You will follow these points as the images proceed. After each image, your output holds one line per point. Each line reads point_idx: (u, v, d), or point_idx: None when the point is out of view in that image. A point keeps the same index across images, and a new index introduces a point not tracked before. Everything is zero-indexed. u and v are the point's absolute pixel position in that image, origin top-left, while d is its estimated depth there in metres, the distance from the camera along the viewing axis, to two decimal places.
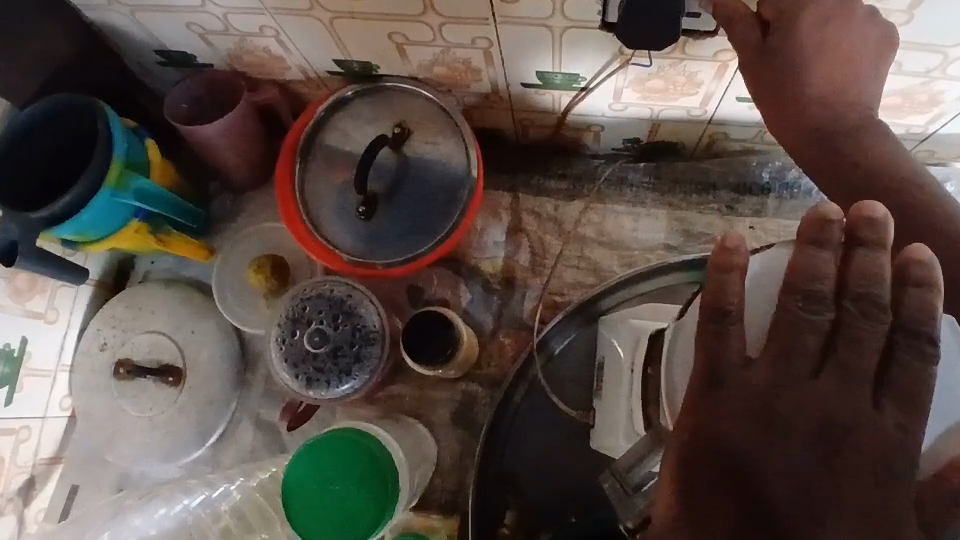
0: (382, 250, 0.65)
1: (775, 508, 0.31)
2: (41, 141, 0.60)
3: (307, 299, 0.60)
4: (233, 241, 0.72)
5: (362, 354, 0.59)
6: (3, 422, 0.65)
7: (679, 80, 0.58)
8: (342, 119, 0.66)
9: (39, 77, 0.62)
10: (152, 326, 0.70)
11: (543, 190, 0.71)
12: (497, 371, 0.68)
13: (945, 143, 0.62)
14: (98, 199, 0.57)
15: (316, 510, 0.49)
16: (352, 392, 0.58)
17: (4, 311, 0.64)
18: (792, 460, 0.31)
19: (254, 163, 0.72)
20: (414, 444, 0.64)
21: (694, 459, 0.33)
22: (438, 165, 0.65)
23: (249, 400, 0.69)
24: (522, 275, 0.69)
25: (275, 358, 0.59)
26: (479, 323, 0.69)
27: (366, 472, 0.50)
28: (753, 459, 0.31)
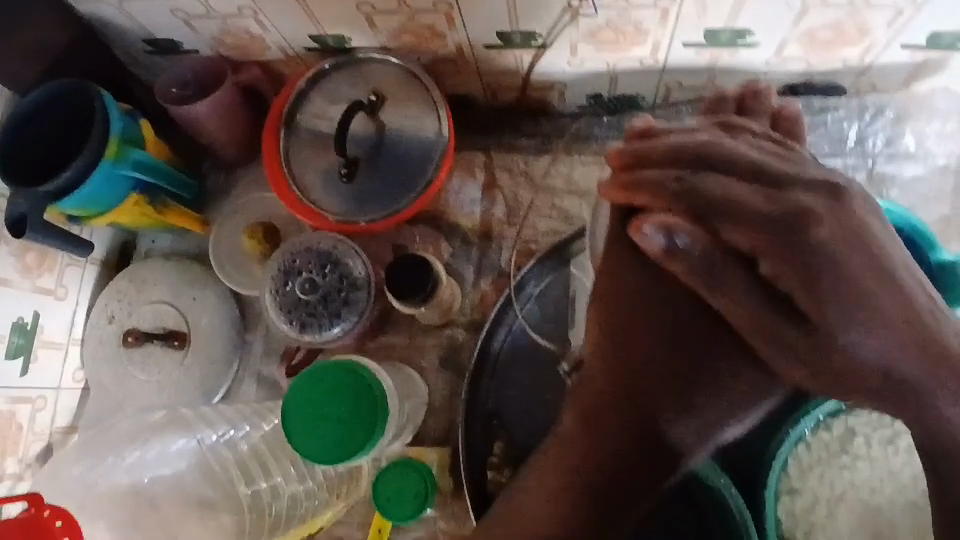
0: (366, 209, 0.69)
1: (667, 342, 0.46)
2: (43, 125, 0.65)
3: (296, 252, 0.65)
4: (227, 213, 0.77)
5: (349, 299, 0.63)
6: (19, 391, 0.69)
7: (627, 30, 0.63)
8: (322, 91, 0.71)
9: (37, 67, 0.67)
10: (154, 297, 0.75)
11: (514, 147, 0.76)
12: (480, 317, 0.73)
13: (884, 75, 0.64)
14: (98, 170, 0.62)
15: (315, 432, 0.54)
16: (343, 335, 0.63)
17: (14, 286, 0.68)
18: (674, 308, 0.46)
19: (242, 140, 0.77)
20: (405, 385, 0.68)
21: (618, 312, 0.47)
22: (412, 129, 0.70)
23: (251, 360, 0.74)
24: (498, 227, 0.74)
25: (270, 307, 0.63)
26: (461, 274, 0.74)
27: (359, 400, 0.54)
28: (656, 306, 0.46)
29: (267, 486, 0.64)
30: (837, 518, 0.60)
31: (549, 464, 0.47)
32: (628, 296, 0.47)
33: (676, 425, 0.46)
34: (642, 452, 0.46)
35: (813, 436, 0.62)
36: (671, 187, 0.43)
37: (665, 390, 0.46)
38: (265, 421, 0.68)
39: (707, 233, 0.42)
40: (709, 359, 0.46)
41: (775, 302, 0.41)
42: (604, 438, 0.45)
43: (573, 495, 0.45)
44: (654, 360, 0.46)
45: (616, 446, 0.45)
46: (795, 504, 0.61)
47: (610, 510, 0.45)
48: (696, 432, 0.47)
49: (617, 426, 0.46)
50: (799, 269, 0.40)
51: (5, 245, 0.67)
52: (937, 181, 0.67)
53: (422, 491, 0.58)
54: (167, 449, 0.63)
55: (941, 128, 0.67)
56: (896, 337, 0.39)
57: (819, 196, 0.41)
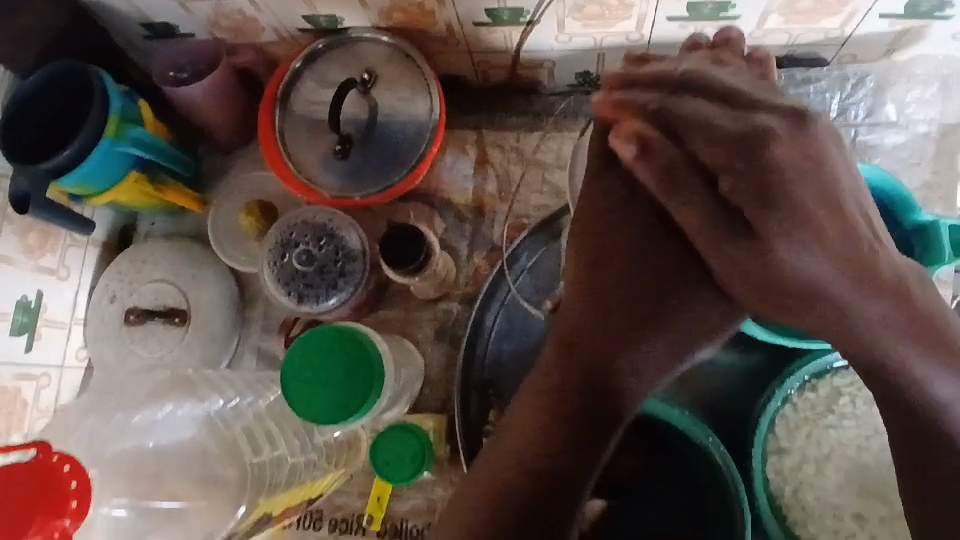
0: (360, 184, 0.71)
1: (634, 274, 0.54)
2: (44, 105, 0.66)
3: (292, 226, 0.68)
4: (224, 193, 0.79)
5: (345, 270, 0.67)
6: (23, 368, 0.71)
7: (611, 4, 0.64)
8: (316, 71, 0.73)
9: (36, 51, 0.68)
10: (155, 276, 0.77)
11: (505, 125, 0.78)
12: (474, 290, 0.74)
13: (863, 43, 0.65)
14: (99, 147, 0.64)
15: (311, 397, 0.55)
16: (340, 305, 0.66)
17: (17, 266, 0.69)
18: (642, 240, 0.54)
19: (238, 122, 0.78)
20: (403, 356, 0.70)
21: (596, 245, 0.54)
22: (405, 106, 0.72)
23: (250, 336, 0.76)
24: (491, 202, 0.76)
25: (269, 280, 0.66)
26: (454, 249, 0.75)
27: (354, 363, 0.56)
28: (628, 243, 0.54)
29: (272, 457, 0.61)
30: (825, 475, 0.62)
31: (518, 416, 0.52)
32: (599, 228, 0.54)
33: (633, 357, 0.53)
34: (596, 393, 0.52)
35: (799, 395, 0.63)
36: (649, 108, 0.46)
37: (610, 335, 0.53)
38: (270, 392, 0.66)
39: (676, 148, 0.45)
40: (645, 304, 0.54)
41: (731, 214, 0.44)
42: (566, 385, 0.52)
43: (541, 436, 0.50)
44: (622, 294, 0.54)
45: (575, 390, 0.52)
46: (783, 463, 0.63)
47: (576, 449, 0.49)
48: (650, 362, 0.54)
49: (590, 351, 0.52)
50: (748, 183, 0.42)
51: (8, 225, 0.68)
52: (918, 147, 0.68)
53: (419, 451, 0.60)
54: (175, 414, 0.58)
55: (920, 95, 0.68)
56: (830, 251, 0.42)
57: (785, 118, 0.43)
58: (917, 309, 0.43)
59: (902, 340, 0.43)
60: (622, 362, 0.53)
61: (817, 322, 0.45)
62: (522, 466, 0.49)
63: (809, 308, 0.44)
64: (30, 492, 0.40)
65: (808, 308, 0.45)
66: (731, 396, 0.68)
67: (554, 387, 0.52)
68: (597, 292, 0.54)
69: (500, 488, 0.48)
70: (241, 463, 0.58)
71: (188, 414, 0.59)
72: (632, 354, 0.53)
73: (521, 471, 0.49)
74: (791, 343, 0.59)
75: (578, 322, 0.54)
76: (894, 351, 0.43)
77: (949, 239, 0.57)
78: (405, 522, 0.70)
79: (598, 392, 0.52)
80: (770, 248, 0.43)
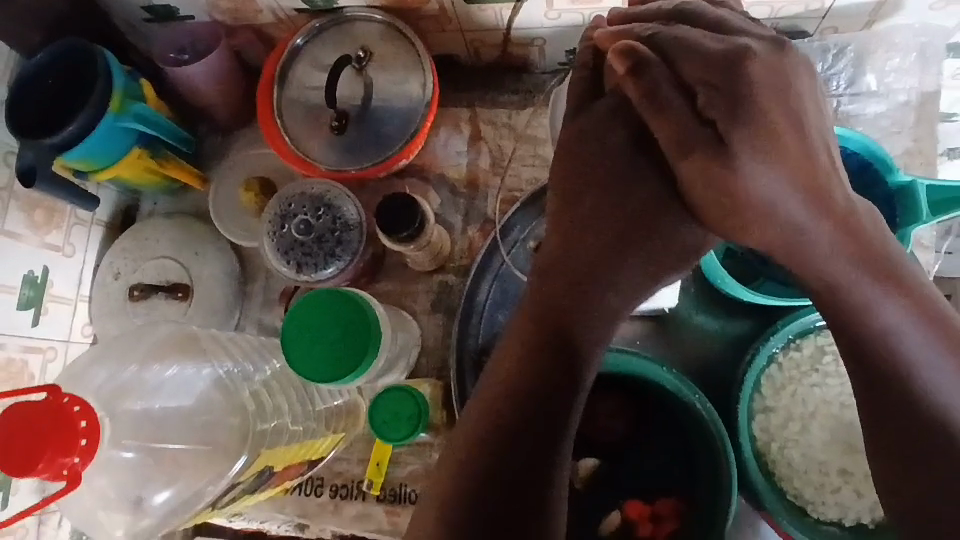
0: (357, 158, 0.73)
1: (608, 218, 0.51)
2: (48, 82, 0.68)
3: (291, 197, 0.71)
4: (224, 170, 0.81)
5: (343, 239, 0.70)
6: (30, 341, 0.71)
7: None
8: (312, 51, 0.75)
9: (42, 30, 0.70)
10: (157, 253, 0.79)
11: (498, 103, 0.79)
12: (469, 262, 0.76)
13: (845, 17, 0.66)
14: (103, 122, 0.66)
15: (310, 354, 0.57)
16: (337, 273, 0.69)
17: (23, 241, 0.70)
18: (624, 180, 0.50)
19: (237, 103, 0.80)
20: (401, 327, 0.72)
21: (572, 181, 0.51)
22: (400, 83, 0.74)
23: (251, 309, 0.78)
24: (484, 177, 0.77)
25: (268, 248, 0.70)
26: (449, 223, 0.77)
27: (350, 322, 0.58)
28: (607, 178, 0.50)
29: (271, 426, 0.61)
30: (810, 432, 0.64)
31: (488, 387, 0.50)
32: (579, 161, 0.51)
33: (602, 303, 0.51)
34: (566, 362, 0.49)
35: (784, 355, 0.65)
36: (643, 35, 0.46)
37: (582, 301, 0.50)
38: (271, 361, 0.67)
39: (666, 69, 0.44)
40: (617, 265, 0.51)
41: (704, 129, 0.43)
42: (537, 355, 0.49)
43: (512, 407, 0.48)
44: (594, 239, 0.51)
45: (546, 359, 0.49)
46: (769, 421, 0.65)
47: (549, 418, 0.48)
48: (619, 305, 0.52)
49: (560, 296, 0.51)
50: (721, 94, 0.43)
51: (15, 201, 0.69)
52: (899, 116, 0.71)
53: (416, 413, 0.62)
54: (182, 374, 0.58)
55: (900, 64, 0.69)
56: (787, 167, 0.43)
57: (762, 42, 0.44)
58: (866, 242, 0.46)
59: (859, 273, 0.46)
60: (591, 328, 0.51)
61: (768, 239, 0.46)
62: (497, 439, 0.47)
63: (760, 228, 0.45)
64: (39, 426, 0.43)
65: (764, 235, 0.46)
66: (719, 360, 0.70)
67: (525, 356, 0.49)
68: (570, 257, 0.51)
69: (475, 457, 0.47)
70: (245, 427, 0.58)
71: (195, 374, 0.58)
72: (601, 320, 0.51)
73: (497, 443, 0.47)
74: (767, 300, 0.62)
75: (549, 289, 0.51)
76: (850, 282, 0.46)
77: (926, 199, 0.59)
78: (403, 486, 0.72)
79: (570, 359, 0.49)
80: (735, 159, 0.43)
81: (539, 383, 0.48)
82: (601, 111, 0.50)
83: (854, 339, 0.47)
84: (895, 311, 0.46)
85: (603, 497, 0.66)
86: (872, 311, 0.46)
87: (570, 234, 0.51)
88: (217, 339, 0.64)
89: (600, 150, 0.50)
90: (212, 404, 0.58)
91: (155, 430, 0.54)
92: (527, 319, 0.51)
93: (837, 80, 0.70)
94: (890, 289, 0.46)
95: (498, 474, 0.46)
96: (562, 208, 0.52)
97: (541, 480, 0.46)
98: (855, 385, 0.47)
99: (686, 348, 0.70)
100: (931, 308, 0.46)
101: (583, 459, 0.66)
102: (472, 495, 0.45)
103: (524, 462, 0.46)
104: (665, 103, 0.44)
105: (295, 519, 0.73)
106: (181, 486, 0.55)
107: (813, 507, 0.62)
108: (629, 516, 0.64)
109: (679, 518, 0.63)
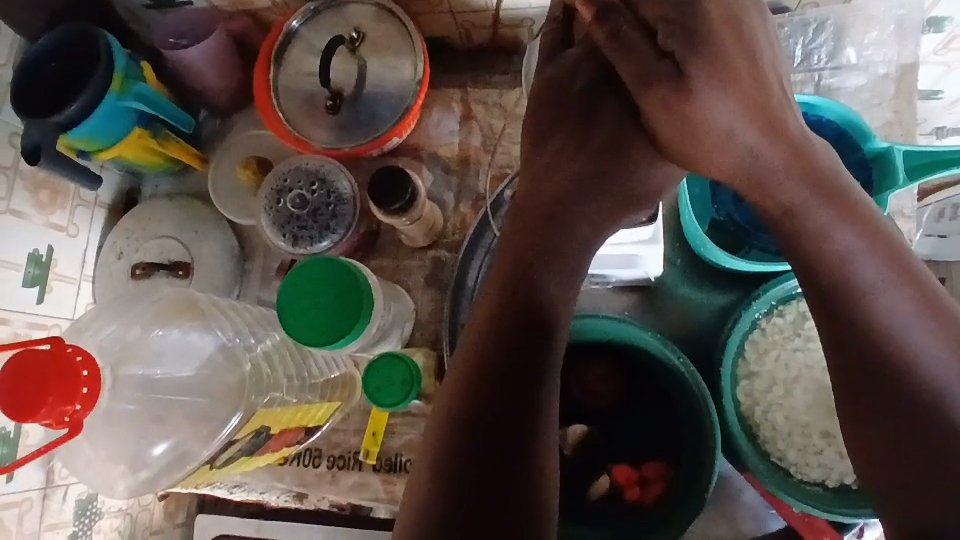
0: (350, 137, 0.75)
1: (572, 165, 0.51)
2: (52, 65, 0.71)
3: (287, 171, 0.75)
4: (222, 151, 0.83)
5: (337, 212, 0.73)
6: (36, 318, 0.73)
7: None
8: (306, 33, 0.77)
9: (46, 14, 0.72)
10: (159, 233, 0.81)
11: (488, 83, 0.81)
12: (461, 237, 0.78)
13: None
14: (105, 102, 0.69)
15: (304, 318, 0.59)
16: (332, 245, 0.73)
17: (28, 219, 0.72)
18: (590, 130, 0.51)
19: (234, 86, 0.82)
20: (395, 299, 0.74)
21: (540, 133, 0.53)
22: (392, 62, 0.75)
23: (250, 286, 0.80)
24: (475, 155, 0.79)
25: (264, 222, 0.73)
26: (441, 200, 0.79)
27: (344, 288, 0.59)
28: (572, 128, 0.52)
29: (272, 398, 0.63)
30: (794, 396, 0.65)
31: (461, 353, 0.50)
32: (546, 115, 0.53)
33: (572, 248, 0.51)
34: (534, 322, 0.49)
35: (766, 320, 0.67)
36: None
37: (546, 260, 0.50)
38: (270, 335, 0.68)
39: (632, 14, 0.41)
40: (581, 211, 0.51)
41: (663, 64, 0.41)
42: (506, 319, 0.49)
43: (484, 365, 0.48)
44: (561, 185, 0.51)
45: (515, 321, 0.49)
46: (753, 386, 0.66)
47: (525, 379, 0.48)
48: (588, 248, 0.52)
49: (528, 244, 0.51)
50: (680, 26, 0.40)
51: (21, 178, 0.71)
52: (879, 88, 0.72)
53: (409, 378, 0.63)
54: (182, 340, 0.59)
55: (879, 36, 0.71)
56: (739, 95, 0.42)
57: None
58: (831, 182, 0.45)
59: (824, 210, 0.44)
60: (560, 284, 0.51)
61: (728, 168, 0.44)
62: (475, 405, 0.47)
63: (718, 158, 0.44)
64: (45, 374, 0.46)
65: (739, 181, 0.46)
66: (705, 328, 0.71)
67: (494, 321, 0.49)
68: (528, 218, 0.51)
69: (451, 415, 0.47)
70: (245, 399, 0.59)
71: (195, 341, 0.60)
72: (569, 276, 0.51)
73: (473, 411, 0.47)
74: (749, 265, 0.64)
75: (512, 252, 0.51)
76: (818, 220, 0.45)
77: (904, 165, 0.60)
78: (398, 456, 0.73)
79: (539, 319, 0.49)
80: (694, 92, 0.41)
81: (508, 349, 0.48)
82: (569, 60, 0.52)
83: (817, 286, 0.46)
84: (852, 247, 0.44)
85: (592, 461, 0.68)
86: (829, 246, 0.45)
87: (538, 183, 0.52)
88: (219, 305, 0.65)
89: (568, 107, 0.52)
90: (213, 370, 0.59)
91: (156, 393, 0.56)
92: (494, 284, 0.51)
93: (819, 54, 0.72)
94: (850, 224, 0.45)
95: (480, 437, 0.46)
96: (526, 169, 0.53)
97: (523, 440, 0.46)
98: (825, 340, 0.46)
99: (672, 317, 0.71)
100: (887, 245, 0.45)
101: (572, 425, 0.68)
102: (455, 460, 0.46)
103: (506, 424, 0.46)
104: (625, 40, 0.41)
105: (294, 489, 0.75)
106: (179, 439, 0.57)
107: (796, 468, 0.63)
108: (616, 480, 0.66)
109: (665, 480, 0.65)
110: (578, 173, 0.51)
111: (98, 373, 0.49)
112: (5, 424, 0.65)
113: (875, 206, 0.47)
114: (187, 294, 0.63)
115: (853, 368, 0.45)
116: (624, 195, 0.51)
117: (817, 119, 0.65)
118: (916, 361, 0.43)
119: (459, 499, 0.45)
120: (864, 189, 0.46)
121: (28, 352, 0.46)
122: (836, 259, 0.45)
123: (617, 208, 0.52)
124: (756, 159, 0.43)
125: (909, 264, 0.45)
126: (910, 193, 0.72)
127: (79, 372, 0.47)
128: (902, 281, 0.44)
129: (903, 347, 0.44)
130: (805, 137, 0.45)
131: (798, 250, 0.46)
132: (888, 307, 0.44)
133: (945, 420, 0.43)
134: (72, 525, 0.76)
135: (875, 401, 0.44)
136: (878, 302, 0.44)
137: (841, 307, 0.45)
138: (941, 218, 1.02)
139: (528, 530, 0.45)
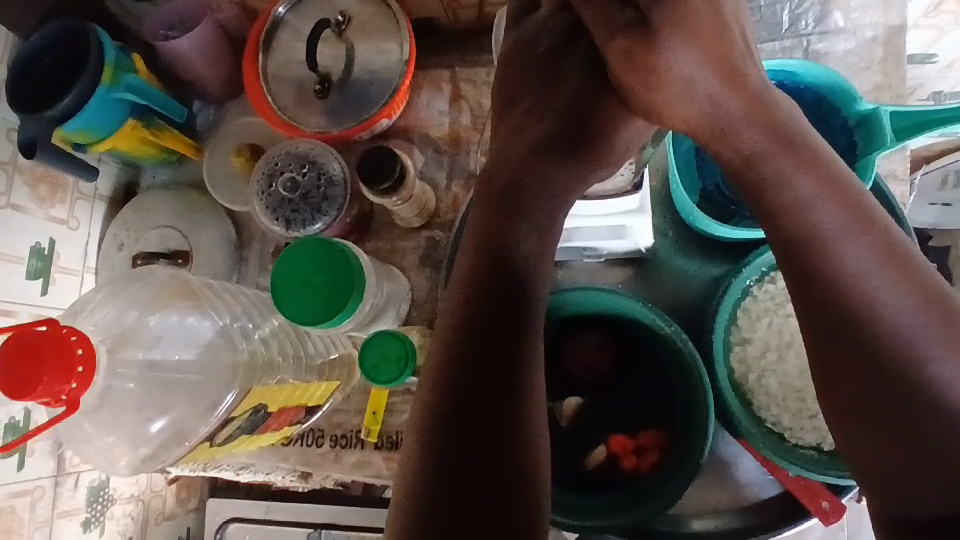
0: (339, 120, 0.76)
1: (538, 130, 0.52)
2: (45, 60, 0.71)
3: (277, 157, 0.75)
4: (216, 139, 0.85)
5: (328, 195, 0.74)
6: (40, 309, 0.74)
7: None
8: (293, 19, 0.78)
9: (37, 11, 0.73)
10: (158, 222, 0.83)
11: (476, 62, 0.81)
12: (452, 217, 0.79)
13: None
14: (98, 94, 0.70)
15: (297, 300, 0.60)
16: (324, 227, 0.74)
17: (30, 214, 0.72)
18: (559, 93, 0.52)
19: (226, 75, 0.83)
20: (389, 278, 0.75)
21: (506, 103, 0.55)
22: (378, 45, 0.76)
23: (248, 273, 0.82)
24: (465, 134, 0.80)
25: (259, 208, 0.75)
26: (433, 180, 0.79)
27: (334, 269, 0.60)
28: (534, 93, 0.54)
29: (272, 380, 0.65)
30: (786, 361, 0.66)
31: (440, 325, 0.51)
32: (512, 84, 0.55)
33: (542, 210, 0.52)
34: (507, 288, 0.50)
35: (758, 288, 0.67)
36: None
37: (515, 226, 0.51)
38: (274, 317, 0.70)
39: None
40: (547, 174, 0.52)
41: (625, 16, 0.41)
42: (480, 286, 0.50)
43: (461, 333, 0.49)
44: (527, 150, 0.52)
45: (488, 287, 0.50)
46: (746, 352, 0.67)
47: (502, 343, 0.48)
48: (559, 210, 0.52)
49: (497, 210, 0.52)
50: None
51: (20, 174, 0.71)
52: (867, 52, 0.72)
53: (403, 355, 0.64)
54: (182, 322, 0.61)
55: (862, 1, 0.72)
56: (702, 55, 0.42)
57: None
58: (787, 132, 0.45)
59: (785, 161, 0.45)
60: (534, 248, 0.51)
61: (689, 120, 0.45)
62: (454, 372, 0.48)
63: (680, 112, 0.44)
64: (45, 356, 0.48)
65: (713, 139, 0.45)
66: (696, 298, 0.71)
67: (470, 290, 0.50)
68: (497, 184, 0.52)
69: (430, 383, 0.48)
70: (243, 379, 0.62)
71: (193, 324, 0.61)
72: (542, 240, 0.52)
73: (450, 378, 0.48)
74: (740, 231, 0.64)
75: (483, 221, 0.52)
76: (777, 173, 0.45)
77: (890, 126, 0.59)
78: (399, 434, 0.74)
79: (513, 284, 0.50)
80: None
81: (482, 316, 0.49)
82: None
83: (783, 242, 0.46)
84: (810, 197, 0.44)
85: (588, 433, 0.69)
86: (790, 198, 0.45)
87: (504, 151, 0.53)
88: (215, 289, 0.67)
89: (535, 74, 0.54)
90: (210, 351, 0.61)
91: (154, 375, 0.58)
92: (468, 252, 0.52)
93: (806, 18, 0.72)
94: (809, 174, 0.45)
95: (458, 402, 0.47)
96: (495, 137, 0.55)
97: (503, 405, 0.47)
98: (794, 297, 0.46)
99: (665, 288, 0.72)
100: (850, 194, 0.45)
101: (566, 398, 0.69)
102: (437, 427, 0.46)
103: (485, 390, 0.47)
104: None
105: (298, 468, 0.76)
106: (177, 416, 0.59)
107: (790, 432, 0.63)
108: (612, 449, 0.67)
109: (661, 448, 0.66)
110: (544, 136, 0.52)
111: (92, 351, 0.50)
112: (13, 414, 0.66)
113: (838, 157, 0.47)
114: (182, 277, 0.64)
115: (822, 324, 0.45)
116: (592, 154, 0.52)
117: (797, 85, 0.65)
118: (881, 309, 0.43)
119: (445, 465, 0.45)
120: (825, 140, 0.46)
121: (24, 334, 0.48)
122: (798, 210, 0.45)
123: (586, 168, 0.53)
124: (715, 111, 0.44)
125: (871, 213, 0.45)
126: (903, 155, 0.72)
127: (75, 351, 0.49)
128: (864, 231, 0.44)
129: (869, 299, 0.43)
130: (765, 92, 0.46)
131: (763, 204, 0.46)
132: (853, 257, 0.43)
133: (917, 373, 0.42)
134: (85, 511, 0.77)
135: (848, 357, 0.44)
136: (842, 254, 0.44)
137: (809, 260, 0.45)
138: (944, 186, 1.00)
139: (515, 488, 0.46)
